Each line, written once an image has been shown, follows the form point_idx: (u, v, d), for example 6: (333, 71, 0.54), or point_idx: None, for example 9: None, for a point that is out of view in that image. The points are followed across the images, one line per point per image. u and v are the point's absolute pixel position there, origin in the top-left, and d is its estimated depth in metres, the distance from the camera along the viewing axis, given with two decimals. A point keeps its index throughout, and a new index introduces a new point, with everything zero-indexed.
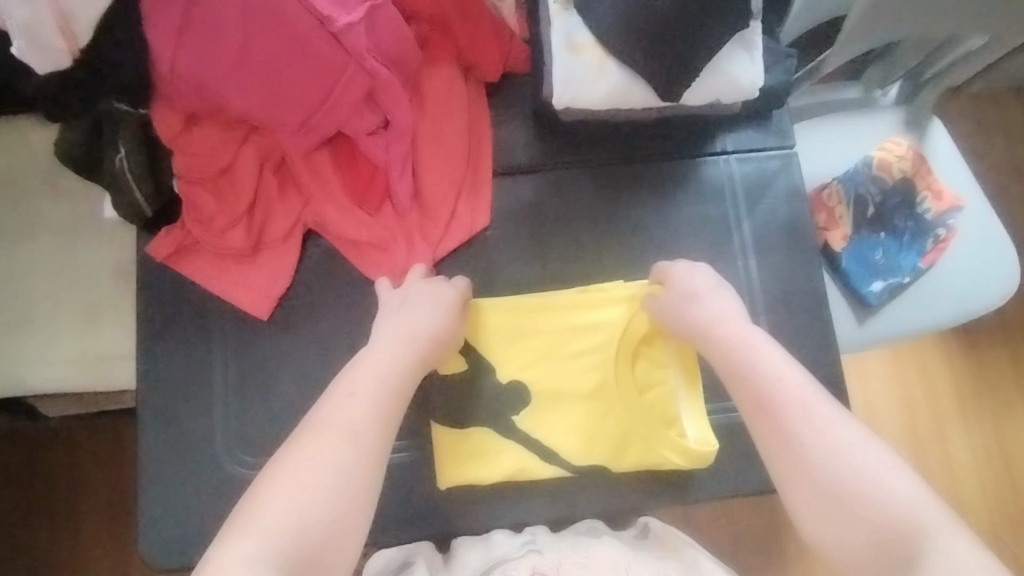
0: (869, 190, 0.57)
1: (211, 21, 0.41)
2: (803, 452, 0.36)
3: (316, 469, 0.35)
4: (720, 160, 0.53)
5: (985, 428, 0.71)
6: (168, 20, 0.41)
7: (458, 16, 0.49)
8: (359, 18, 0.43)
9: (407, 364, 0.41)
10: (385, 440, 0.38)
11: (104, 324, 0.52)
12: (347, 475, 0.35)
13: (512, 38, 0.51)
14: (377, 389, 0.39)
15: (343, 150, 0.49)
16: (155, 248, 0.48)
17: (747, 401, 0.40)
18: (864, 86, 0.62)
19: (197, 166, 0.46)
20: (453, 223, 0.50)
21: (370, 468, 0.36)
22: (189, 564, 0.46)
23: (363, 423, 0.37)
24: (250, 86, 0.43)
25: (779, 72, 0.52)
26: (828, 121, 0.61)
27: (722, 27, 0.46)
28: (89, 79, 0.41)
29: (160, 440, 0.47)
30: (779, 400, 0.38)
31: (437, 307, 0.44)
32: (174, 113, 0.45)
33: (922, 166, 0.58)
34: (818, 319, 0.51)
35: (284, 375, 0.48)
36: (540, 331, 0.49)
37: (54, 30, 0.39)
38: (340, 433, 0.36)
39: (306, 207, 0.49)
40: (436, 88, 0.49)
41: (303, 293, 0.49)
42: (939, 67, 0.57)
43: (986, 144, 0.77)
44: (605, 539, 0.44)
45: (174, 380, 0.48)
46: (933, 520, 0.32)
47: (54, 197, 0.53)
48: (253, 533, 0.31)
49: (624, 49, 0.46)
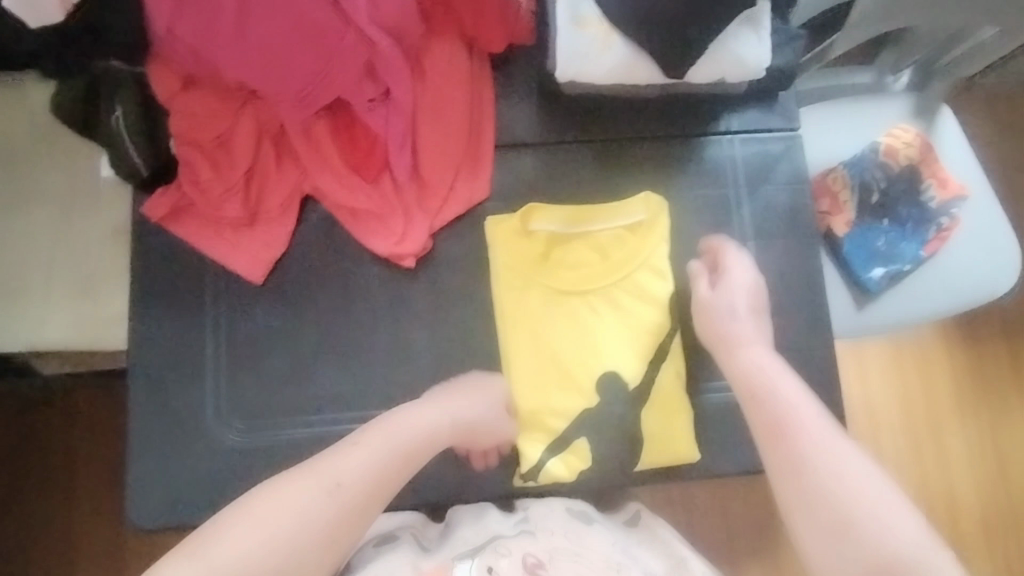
0: (875, 176, 0.57)
1: None
2: (812, 477, 0.36)
3: (288, 502, 0.34)
4: (724, 140, 0.52)
5: (979, 420, 0.71)
6: None
7: None
8: None
9: (431, 435, 0.41)
10: (371, 509, 0.36)
11: (98, 284, 0.52)
12: (316, 519, 0.34)
13: (521, 13, 0.50)
14: (399, 459, 0.38)
15: (342, 118, 0.49)
16: (150, 208, 0.47)
17: (762, 426, 0.40)
18: (876, 71, 0.61)
19: (194, 130, 0.46)
20: (451, 195, 0.49)
21: (342, 526, 0.34)
22: (177, 524, 0.46)
23: (358, 475, 0.36)
24: (248, 50, 0.43)
25: (789, 53, 0.51)
26: (838, 105, 0.60)
27: (729, 5, 0.45)
28: (82, 33, 0.42)
29: (152, 402, 0.47)
30: (795, 429, 0.39)
31: (480, 397, 0.44)
32: (171, 74, 0.45)
33: (929, 154, 0.57)
34: (814, 305, 0.51)
35: (276, 341, 0.48)
36: (537, 294, 0.48)
37: None
38: (324, 480, 0.35)
39: (303, 174, 0.48)
40: (438, 58, 0.49)
41: (298, 260, 0.49)
42: (952, 56, 0.56)
43: (996, 137, 0.77)
44: (595, 527, 0.44)
45: (166, 342, 0.48)
46: (936, 568, 0.32)
47: (51, 155, 0.53)
48: (197, 560, 0.31)
49: (629, 24, 0.45)
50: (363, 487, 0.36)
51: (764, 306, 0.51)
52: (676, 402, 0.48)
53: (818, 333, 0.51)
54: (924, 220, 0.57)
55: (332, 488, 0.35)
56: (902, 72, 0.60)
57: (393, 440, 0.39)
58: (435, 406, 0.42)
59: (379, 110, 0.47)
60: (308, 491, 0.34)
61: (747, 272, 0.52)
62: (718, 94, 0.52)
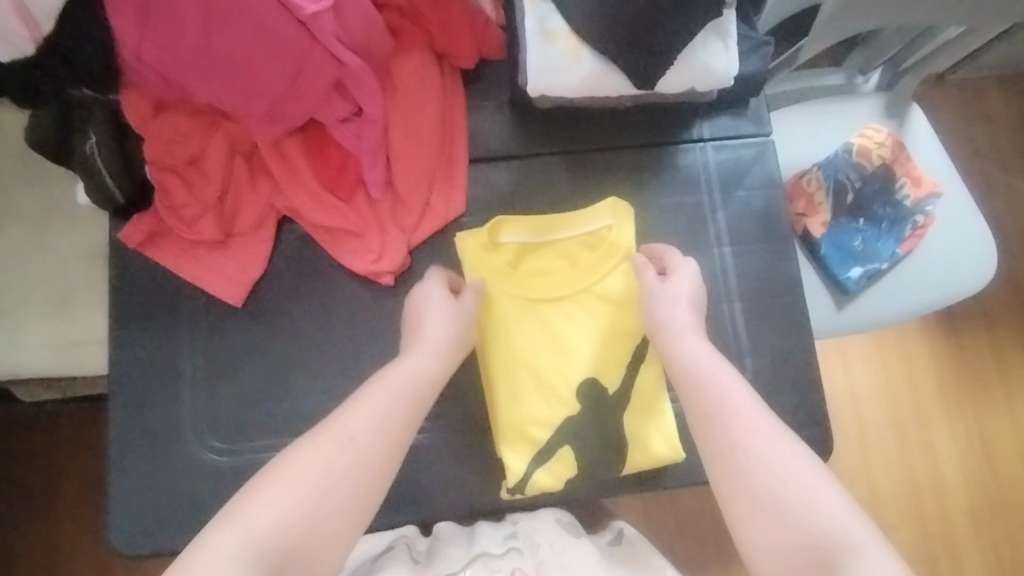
0: (849, 176, 0.58)
1: (173, 7, 0.41)
2: (743, 460, 0.37)
3: (309, 466, 0.35)
4: (696, 147, 0.53)
5: (965, 413, 0.72)
6: (129, 5, 0.40)
7: (430, 5, 0.49)
8: (326, 6, 0.43)
9: (432, 373, 0.42)
10: (389, 456, 0.37)
11: (78, 312, 0.52)
12: (337, 474, 0.35)
13: (489, 25, 0.51)
14: (399, 398, 0.39)
15: (315, 138, 0.49)
16: (126, 235, 0.47)
17: (697, 409, 0.40)
18: (846, 73, 0.62)
19: (167, 154, 0.46)
20: (428, 210, 0.50)
21: (364, 478, 0.36)
22: (158, 550, 0.46)
23: (364, 425, 0.37)
24: (216, 73, 0.43)
25: (755, 59, 0.52)
26: (809, 107, 0.61)
27: (694, 17, 0.46)
28: (51, 63, 0.41)
29: (133, 427, 0.47)
30: (728, 410, 0.39)
31: (462, 318, 0.45)
32: (141, 99, 0.45)
33: (901, 153, 0.58)
34: (792, 306, 0.52)
35: (258, 364, 0.48)
36: (510, 299, 0.48)
37: (16, 20, 0.39)
38: (337, 437, 0.36)
39: (278, 194, 0.48)
40: (409, 76, 0.49)
41: (277, 281, 0.49)
42: (917, 57, 0.58)
43: (972, 133, 0.78)
44: (584, 543, 0.44)
45: (146, 368, 0.48)
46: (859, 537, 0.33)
47: (26, 182, 0.53)
48: (234, 532, 0.32)
49: (598, 38, 0.46)
50: (375, 442, 0.37)
51: (742, 310, 0.52)
52: (656, 403, 0.48)
53: (798, 335, 0.51)
54: (899, 219, 0.58)
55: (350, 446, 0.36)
56: (872, 73, 0.61)
57: (398, 386, 0.40)
58: (427, 342, 0.43)
59: (351, 128, 0.47)
60: (325, 453, 0.35)
61: (725, 276, 0.52)
62: (688, 103, 0.52)
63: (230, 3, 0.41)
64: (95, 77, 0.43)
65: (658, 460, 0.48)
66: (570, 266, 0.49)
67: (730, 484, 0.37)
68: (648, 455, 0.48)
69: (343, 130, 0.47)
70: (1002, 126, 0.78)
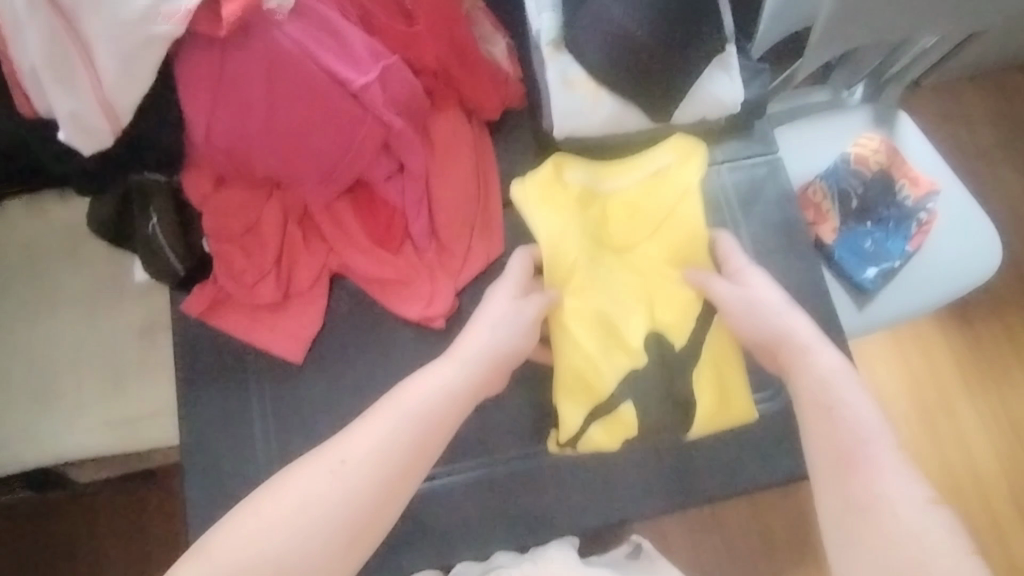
0: (851, 184, 0.61)
1: (238, 89, 0.44)
2: (853, 461, 0.37)
3: (289, 492, 0.35)
4: (712, 170, 0.57)
5: (991, 398, 0.74)
6: (201, 91, 0.44)
7: (458, 64, 0.52)
8: (373, 77, 0.47)
9: (464, 391, 0.41)
10: (392, 481, 0.36)
11: (140, 387, 0.53)
12: (314, 501, 0.34)
13: (508, 80, 0.55)
14: (416, 426, 0.38)
15: (361, 197, 0.52)
16: (189, 304, 0.50)
17: (805, 401, 0.41)
18: (832, 89, 0.65)
19: (227, 224, 0.49)
20: (470, 254, 0.52)
21: (357, 506, 0.35)
22: None
23: (360, 451, 0.36)
24: (275, 146, 0.46)
25: (756, 86, 0.57)
26: (803, 124, 0.65)
27: (701, 55, 0.49)
28: (126, 153, 0.47)
29: (206, 490, 0.49)
30: (839, 411, 0.40)
31: (519, 326, 0.45)
32: (203, 177, 0.48)
33: (896, 158, 0.62)
34: (818, 311, 0.55)
35: (321, 417, 0.50)
36: (581, 244, 0.49)
37: (99, 114, 0.42)
38: (329, 461, 0.36)
39: (331, 253, 0.51)
40: (443, 131, 0.52)
41: (334, 335, 0.51)
42: (898, 66, 0.61)
43: (956, 131, 0.82)
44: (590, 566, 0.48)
45: (216, 433, 0.50)
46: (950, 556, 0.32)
47: (83, 267, 0.55)
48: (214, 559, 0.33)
49: (615, 82, 0.49)
50: (372, 470, 0.36)
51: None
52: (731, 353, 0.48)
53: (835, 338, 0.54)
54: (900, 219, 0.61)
55: (347, 471, 0.35)
56: (855, 87, 0.65)
57: (408, 413, 0.39)
58: (461, 355, 0.42)
59: (397, 184, 0.51)
60: (311, 482, 0.35)
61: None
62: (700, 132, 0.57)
63: (289, 82, 0.45)
64: (163, 162, 0.48)
65: (728, 413, 0.48)
66: (635, 211, 0.51)
67: (831, 480, 0.37)
68: (720, 407, 0.48)
69: (389, 187, 0.51)
70: (984, 121, 0.82)
